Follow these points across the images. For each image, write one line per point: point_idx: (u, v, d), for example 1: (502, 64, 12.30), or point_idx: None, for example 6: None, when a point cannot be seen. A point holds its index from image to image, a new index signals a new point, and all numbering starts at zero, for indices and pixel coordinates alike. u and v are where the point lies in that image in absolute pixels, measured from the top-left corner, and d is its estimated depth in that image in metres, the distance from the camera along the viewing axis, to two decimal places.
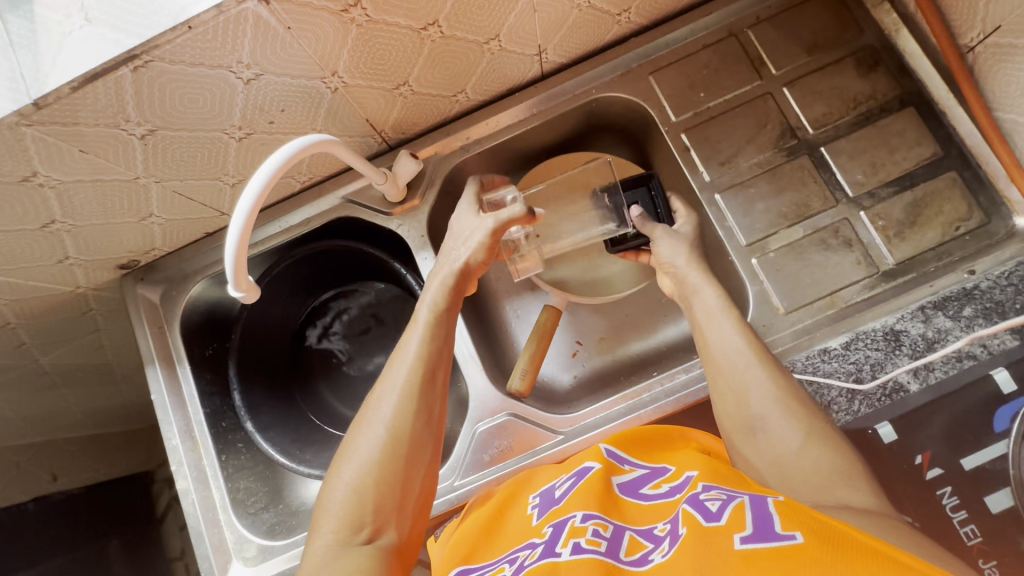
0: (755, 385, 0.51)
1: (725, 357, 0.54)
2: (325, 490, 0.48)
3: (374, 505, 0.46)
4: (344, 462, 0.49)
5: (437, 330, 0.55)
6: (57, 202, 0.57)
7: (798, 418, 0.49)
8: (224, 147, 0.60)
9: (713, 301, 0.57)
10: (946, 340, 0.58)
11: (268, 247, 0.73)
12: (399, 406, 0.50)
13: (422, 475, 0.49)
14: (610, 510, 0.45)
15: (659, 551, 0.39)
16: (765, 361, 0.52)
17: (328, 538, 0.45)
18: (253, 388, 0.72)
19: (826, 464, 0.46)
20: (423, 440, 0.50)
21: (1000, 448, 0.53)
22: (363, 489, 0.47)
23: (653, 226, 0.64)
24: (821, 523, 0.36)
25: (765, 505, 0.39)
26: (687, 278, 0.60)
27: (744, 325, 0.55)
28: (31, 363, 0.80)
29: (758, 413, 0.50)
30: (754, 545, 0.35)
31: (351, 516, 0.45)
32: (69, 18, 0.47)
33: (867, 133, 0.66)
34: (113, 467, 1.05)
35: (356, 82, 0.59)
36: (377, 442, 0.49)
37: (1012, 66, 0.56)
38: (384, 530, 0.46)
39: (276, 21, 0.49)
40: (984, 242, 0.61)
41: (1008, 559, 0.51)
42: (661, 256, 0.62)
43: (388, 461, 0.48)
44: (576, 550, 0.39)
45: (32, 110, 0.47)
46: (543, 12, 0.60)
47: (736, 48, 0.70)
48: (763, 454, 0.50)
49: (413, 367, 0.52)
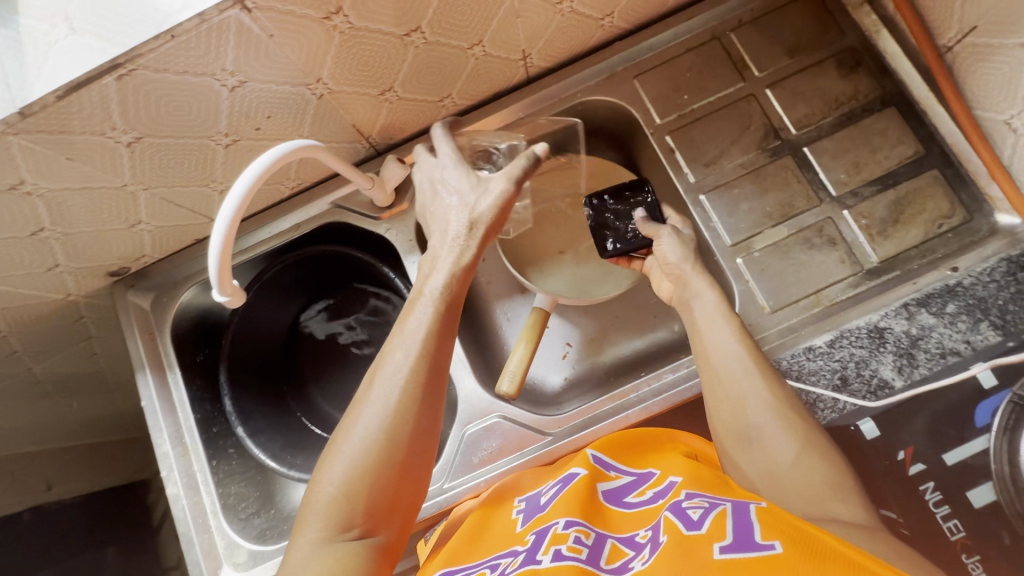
0: (752, 394, 0.50)
1: (727, 366, 0.52)
2: (313, 483, 0.46)
3: (364, 504, 0.45)
4: (333, 458, 0.46)
5: (441, 320, 0.53)
6: (45, 210, 0.58)
7: (795, 430, 0.48)
8: (211, 154, 0.60)
9: (712, 303, 0.56)
10: (930, 337, 0.58)
11: (257, 252, 0.73)
12: (396, 400, 0.48)
13: (416, 475, 0.48)
14: (593, 517, 0.45)
15: (639, 558, 0.40)
16: (759, 365, 0.52)
17: (313, 536, 0.43)
18: (244, 393, 0.73)
19: (819, 476, 0.45)
20: (419, 440, 0.48)
21: (980, 444, 0.54)
22: (354, 488, 0.45)
23: (657, 227, 0.63)
24: (802, 533, 0.36)
25: (746, 512, 0.39)
26: (690, 284, 0.58)
27: (743, 331, 0.54)
28: (24, 371, 0.81)
29: (755, 422, 0.49)
30: (733, 554, 0.35)
31: (339, 516, 0.44)
32: (54, 29, 0.48)
33: (849, 133, 0.66)
34: (109, 476, 1.05)
35: (341, 88, 0.60)
36: (370, 437, 0.46)
37: (990, 66, 0.56)
38: (373, 531, 0.45)
39: (259, 29, 0.49)
40: (967, 239, 0.62)
41: (990, 552, 0.52)
42: (664, 256, 0.61)
43: (382, 459, 0.46)
44: (557, 557, 0.39)
45: (18, 119, 0.47)
46: (525, 17, 0.61)
47: (719, 51, 0.71)
48: (755, 464, 0.48)
49: (415, 360, 0.50)
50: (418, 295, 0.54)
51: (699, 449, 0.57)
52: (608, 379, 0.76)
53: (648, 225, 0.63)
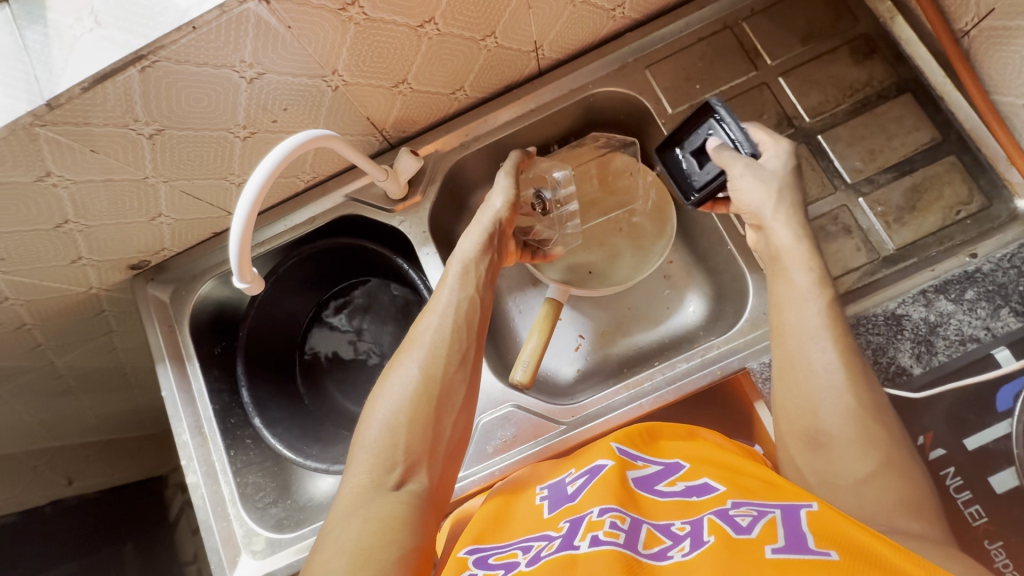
0: (835, 399, 0.47)
1: (819, 361, 0.49)
2: (360, 428, 0.49)
3: (405, 445, 0.47)
4: (378, 401, 0.50)
5: (467, 282, 0.56)
6: (70, 202, 0.59)
7: (867, 441, 0.45)
8: (229, 146, 0.61)
9: (806, 287, 0.52)
10: (949, 324, 0.58)
11: (272, 246, 0.75)
12: (433, 347, 0.52)
13: (455, 416, 0.50)
14: (628, 503, 0.44)
15: (679, 549, 0.39)
16: (843, 352, 0.49)
17: (361, 477, 0.45)
18: (260, 384, 0.74)
19: (889, 499, 0.43)
20: (456, 383, 0.51)
21: (1002, 428, 0.54)
22: (397, 425, 0.48)
23: (734, 158, 0.58)
24: (856, 542, 0.35)
25: (797, 520, 0.38)
26: (773, 242, 0.55)
27: (834, 311, 0.51)
28: (47, 365, 0.82)
29: (829, 428, 0.47)
30: (787, 556, 0.35)
31: (384, 456, 0.46)
32: (79, 23, 0.49)
33: (864, 120, 0.66)
34: (127, 471, 1.07)
35: (356, 80, 0.60)
36: (411, 379, 0.50)
37: (1008, 49, 0.55)
38: (416, 473, 0.46)
39: (276, 21, 0.50)
40: (986, 225, 0.61)
41: (1013, 538, 0.51)
42: (744, 198, 0.57)
43: (421, 398, 0.49)
44: (594, 543, 0.39)
45: (45, 111, 0.49)
46: (538, 8, 0.61)
47: (731, 40, 0.71)
48: (816, 468, 0.48)
49: (447, 313, 0.54)
50: (450, 262, 0.59)
51: (723, 441, 0.54)
52: (622, 370, 0.76)
53: (725, 155, 0.58)
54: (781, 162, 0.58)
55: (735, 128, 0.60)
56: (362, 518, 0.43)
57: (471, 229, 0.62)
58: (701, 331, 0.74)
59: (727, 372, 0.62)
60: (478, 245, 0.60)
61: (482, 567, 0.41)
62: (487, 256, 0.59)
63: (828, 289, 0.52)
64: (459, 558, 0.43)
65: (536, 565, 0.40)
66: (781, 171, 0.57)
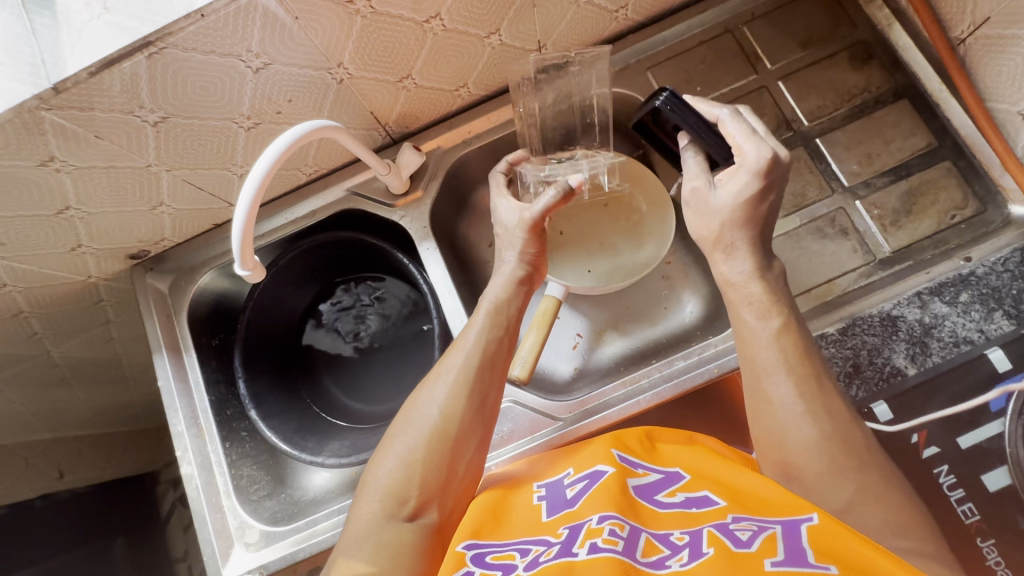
0: (799, 432, 0.47)
1: (776, 393, 0.49)
2: (377, 460, 0.51)
3: (418, 482, 0.48)
4: (396, 438, 0.51)
5: (495, 324, 0.57)
6: (72, 188, 0.59)
7: (856, 444, 0.46)
8: (233, 137, 0.62)
9: (754, 324, 0.52)
10: (943, 326, 0.58)
11: (275, 238, 0.75)
12: (454, 388, 0.52)
13: (470, 457, 0.51)
14: (628, 511, 0.44)
15: (678, 558, 0.39)
16: (800, 384, 0.49)
17: (374, 506, 0.47)
18: (258, 376, 0.74)
19: (884, 503, 0.44)
20: (473, 424, 0.51)
21: (996, 428, 0.54)
22: (412, 462, 0.49)
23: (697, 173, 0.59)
24: (855, 555, 0.36)
25: (798, 535, 0.38)
26: (727, 273, 0.56)
27: (786, 340, 0.51)
28: (42, 354, 0.82)
29: (797, 462, 0.47)
30: (787, 569, 0.35)
31: (398, 491, 0.47)
32: (87, 8, 0.49)
33: (861, 124, 0.68)
34: (121, 464, 1.06)
35: (360, 74, 0.61)
36: (429, 419, 0.51)
37: (1003, 57, 0.56)
38: (428, 508, 0.47)
39: (284, 12, 0.51)
40: (981, 230, 0.62)
41: (1005, 536, 0.52)
42: (704, 224, 0.57)
43: (438, 439, 0.50)
44: (593, 550, 0.39)
45: (51, 94, 0.49)
46: (543, 7, 0.62)
47: (732, 44, 0.72)
48: None
49: (471, 354, 0.54)
50: (478, 303, 0.59)
51: (721, 446, 0.55)
52: (618, 369, 0.76)
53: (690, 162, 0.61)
54: (740, 185, 0.54)
55: (697, 135, 0.60)
56: (373, 543, 0.45)
57: (498, 270, 0.62)
58: (699, 331, 0.75)
59: (724, 371, 0.63)
60: (507, 285, 0.60)
61: (480, 565, 0.41)
62: (515, 297, 0.60)
63: (774, 319, 0.52)
64: (457, 552, 0.43)
65: (533, 570, 0.39)
66: (728, 207, 0.55)
